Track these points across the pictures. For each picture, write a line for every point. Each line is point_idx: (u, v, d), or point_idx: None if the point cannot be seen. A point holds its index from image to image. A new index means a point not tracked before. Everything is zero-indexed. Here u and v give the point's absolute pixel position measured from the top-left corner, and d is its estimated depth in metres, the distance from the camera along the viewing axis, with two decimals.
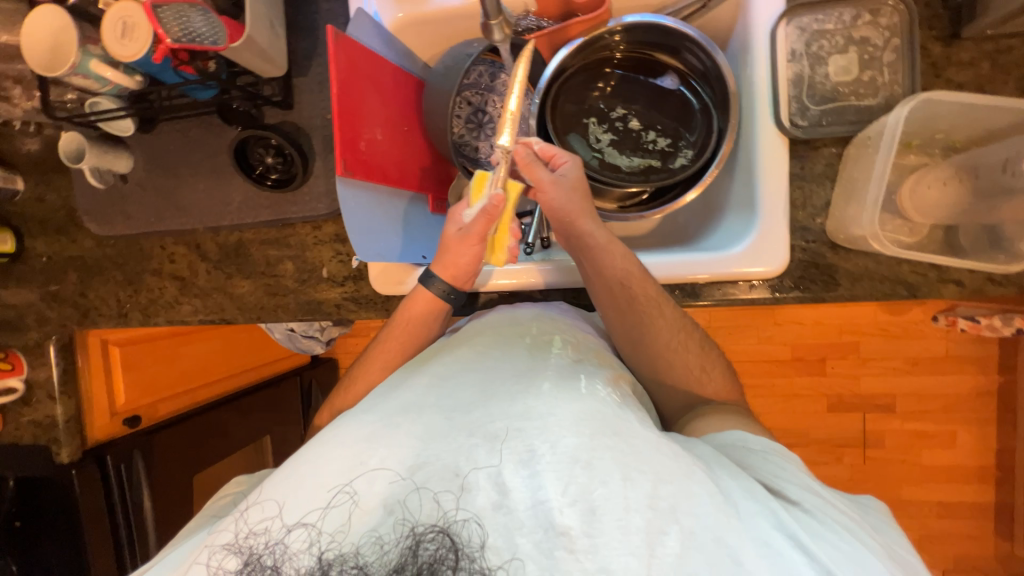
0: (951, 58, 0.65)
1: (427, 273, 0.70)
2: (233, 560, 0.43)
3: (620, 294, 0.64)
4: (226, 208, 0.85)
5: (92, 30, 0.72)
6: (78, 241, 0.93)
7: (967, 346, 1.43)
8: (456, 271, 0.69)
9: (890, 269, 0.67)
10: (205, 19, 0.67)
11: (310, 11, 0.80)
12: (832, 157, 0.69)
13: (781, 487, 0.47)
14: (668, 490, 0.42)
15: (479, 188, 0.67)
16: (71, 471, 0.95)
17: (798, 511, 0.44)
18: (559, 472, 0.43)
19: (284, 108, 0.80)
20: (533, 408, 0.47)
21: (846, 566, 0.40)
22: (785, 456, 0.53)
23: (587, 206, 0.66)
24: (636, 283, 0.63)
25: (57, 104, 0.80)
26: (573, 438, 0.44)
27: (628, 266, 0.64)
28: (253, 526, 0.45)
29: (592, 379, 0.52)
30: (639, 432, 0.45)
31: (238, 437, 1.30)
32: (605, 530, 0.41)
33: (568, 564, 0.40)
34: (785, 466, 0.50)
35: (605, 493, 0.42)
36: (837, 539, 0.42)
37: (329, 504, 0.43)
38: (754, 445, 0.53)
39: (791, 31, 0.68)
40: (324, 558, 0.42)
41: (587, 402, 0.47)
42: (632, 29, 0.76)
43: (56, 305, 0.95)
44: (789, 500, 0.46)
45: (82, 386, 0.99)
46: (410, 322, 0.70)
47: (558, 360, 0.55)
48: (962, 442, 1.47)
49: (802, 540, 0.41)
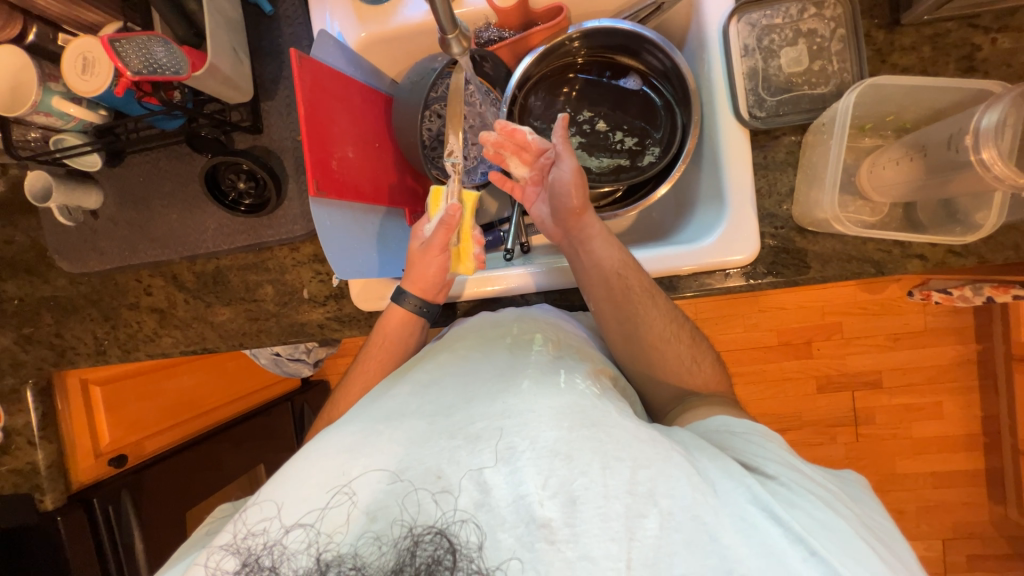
0: (895, 44, 0.69)
1: (398, 290, 0.72)
2: (232, 560, 0.44)
3: (618, 285, 0.65)
4: (201, 236, 0.84)
5: (52, 67, 0.72)
6: (50, 281, 0.91)
7: (943, 318, 1.47)
8: (425, 284, 0.71)
9: (856, 249, 0.69)
10: (166, 49, 0.66)
11: (274, 36, 0.81)
12: (792, 145, 0.71)
13: (758, 464, 0.48)
14: (646, 475, 0.43)
15: (436, 201, 0.70)
16: (56, 517, 0.92)
17: (776, 486, 0.45)
18: (539, 466, 0.43)
19: (254, 133, 0.80)
20: (515, 407, 0.47)
21: (820, 534, 0.41)
22: (768, 435, 0.54)
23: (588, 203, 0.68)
24: (631, 274, 0.65)
25: (20, 145, 0.78)
26: (553, 431, 0.45)
27: (624, 257, 0.66)
28: (252, 527, 0.45)
29: (572, 374, 0.52)
30: (618, 423, 0.46)
31: (233, 469, 1.26)
32: (584, 519, 0.42)
33: (549, 554, 0.41)
34: (764, 444, 0.51)
35: (585, 482, 0.42)
36: (811, 507, 0.44)
37: (329, 504, 0.44)
38: (738, 428, 0.55)
39: (743, 27, 0.70)
40: (323, 559, 0.42)
41: (567, 397, 0.48)
42: (591, 35, 0.77)
43: (31, 348, 0.93)
44: (766, 475, 0.47)
45: (64, 428, 0.97)
46: (389, 343, 0.70)
47: (539, 357, 0.56)
48: (949, 412, 1.51)
49: (775, 512, 0.42)
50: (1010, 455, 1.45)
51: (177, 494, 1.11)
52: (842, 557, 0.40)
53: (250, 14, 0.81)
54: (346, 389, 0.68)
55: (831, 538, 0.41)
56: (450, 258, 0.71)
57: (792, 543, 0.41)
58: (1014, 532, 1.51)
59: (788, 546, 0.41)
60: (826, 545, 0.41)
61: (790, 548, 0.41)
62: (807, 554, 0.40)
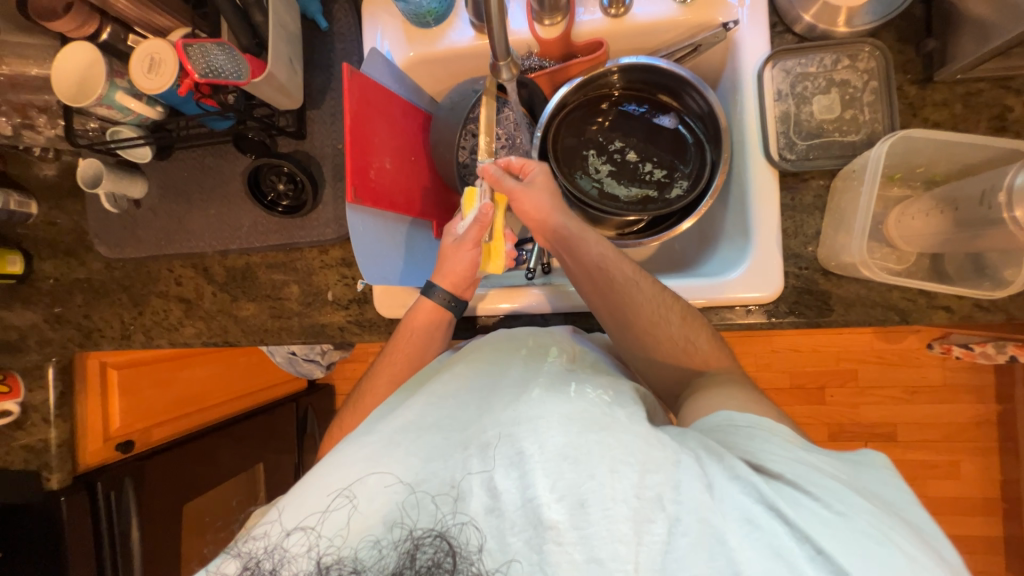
0: (926, 99, 0.70)
1: (428, 284, 0.73)
2: (232, 564, 0.44)
3: (604, 279, 0.65)
4: (236, 233, 0.87)
5: (120, 65, 0.76)
6: (86, 264, 0.95)
7: (962, 374, 1.44)
8: (456, 279, 0.72)
9: (881, 295, 0.69)
10: (227, 55, 0.70)
11: (327, 50, 0.85)
12: (820, 189, 0.72)
13: (763, 462, 0.45)
14: (655, 479, 0.41)
15: (469, 202, 0.72)
16: (59, 497, 0.93)
17: (778, 483, 0.42)
18: (548, 469, 0.42)
19: (298, 138, 0.83)
20: (523, 415, 0.46)
21: (829, 530, 0.39)
22: (775, 429, 0.49)
23: (559, 203, 0.69)
24: (614, 266, 0.65)
25: (80, 132, 0.83)
26: (561, 435, 0.43)
27: (605, 251, 0.66)
28: (253, 531, 0.46)
29: (582, 384, 0.50)
30: (628, 427, 0.44)
31: (234, 464, 1.26)
32: (593, 522, 0.40)
33: (557, 555, 0.40)
34: (773, 439, 0.47)
35: (593, 486, 0.41)
36: (817, 504, 0.40)
37: (329, 508, 0.44)
38: (741, 423, 0.51)
39: (777, 73, 0.73)
40: (323, 562, 0.42)
41: (577, 404, 0.46)
42: (629, 70, 0.80)
43: (60, 327, 0.96)
44: (772, 474, 0.43)
45: (77, 409, 0.98)
46: (414, 333, 0.72)
47: (552, 367, 0.56)
48: (966, 473, 1.46)
49: (780, 510, 0.40)
50: None
51: (178, 485, 1.11)
52: (851, 554, 0.37)
53: (307, 28, 0.86)
54: (373, 376, 0.72)
55: (840, 535, 0.38)
56: (481, 256, 0.72)
57: (798, 543, 0.39)
58: None
59: (795, 547, 0.39)
60: (834, 544, 0.38)
61: (796, 549, 0.39)
62: (813, 553, 0.38)
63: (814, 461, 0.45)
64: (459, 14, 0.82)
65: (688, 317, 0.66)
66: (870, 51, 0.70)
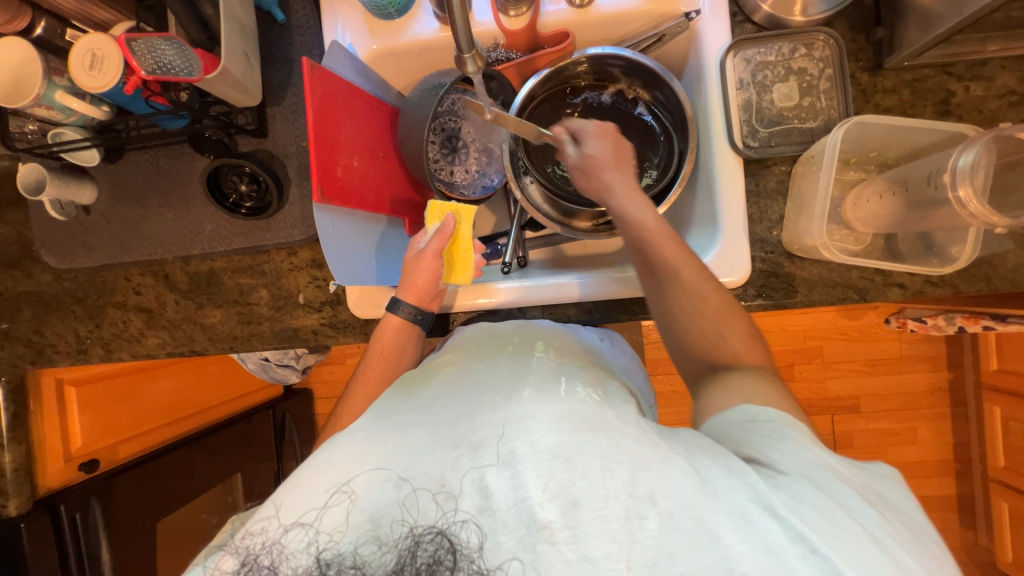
0: (877, 86, 0.74)
1: (392, 299, 0.72)
2: (230, 561, 0.43)
3: (647, 255, 0.61)
4: (197, 237, 0.83)
5: (57, 61, 0.71)
6: (33, 276, 0.89)
7: (918, 346, 1.53)
8: (420, 292, 0.72)
9: (841, 275, 0.72)
10: (178, 51, 0.67)
11: (285, 44, 0.82)
12: (783, 174, 0.75)
13: (769, 461, 0.44)
14: (645, 477, 0.41)
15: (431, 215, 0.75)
16: (19, 524, 0.87)
17: (783, 482, 0.42)
18: (539, 469, 0.42)
19: (258, 137, 0.80)
20: (516, 414, 0.45)
21: (830, 531, 0.39)
22: (796, 426, 0.47)
23: (612, 173, 0.65)
24: (654, 244, 0.60)
25: (17, 135, 0.77)
26: (552, 435, 0.43)
27: (651, 223, 0.61)
28: (251, 527, 0.44)
29: (573, 381, 0.51)
30: (617, 426, 0.45)
31: (208, 479, 1.21)
32: (586, 521, 0.40)
33: (550, 555, 0.40)
34: (788, 439, 0.45)
35: (585, 485, 0.41)
36: (818, 503, 0.40)
37: (328, 504, 0.43)
38: (761, 418, 0.48)
39: (738, 62, 0.74)
40: (322, 558, 0.41)
41: (568, 403, 0.47)
42: (594, 59, 0.80)
43: (7, 343, 0.90)
44: (777, 471, 0.43)
45: (34, 428, 0.93)
46: (387, 350, 0.70)
47: (542, 363, 0.56)
48: (923, 438, 1.56)
49: (779, 511, 0.40)
50: (981, 482, 1.49)
51: (148, 503, 1.06)
52: (846, 554, 0.38)
53: (262, 21, 0.82)
54: (348, 401, 0.65)
55: (833, 534, 0.39)
56: (445, 268, 0.74)
57: (791, 540, 0.39)
58: (984, 559, 1.55)
59: (787, 543, 0.39)
60: (828, 541, 0.38)
61: (788, 546, 0.39)
62: (806, 551, 0.38)
63: (812, 455, 0.44)
64: (422, 5, 0.80)
65: (726, 308, 0.59)
66: (825, 39, 0.73)
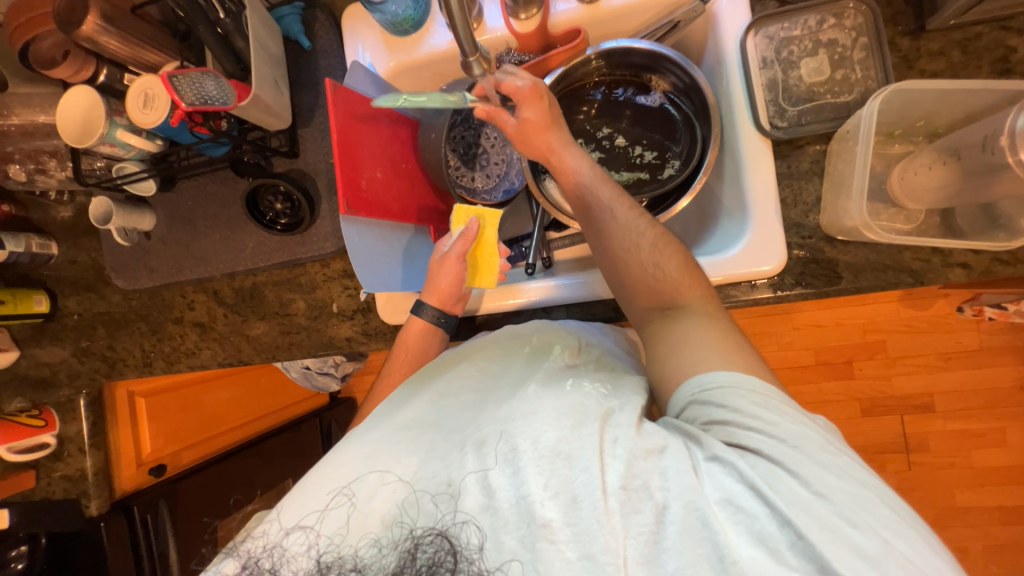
0: (921, 50, 0.67)
1: (417, 302, 0.74)
2: (232, 564, 0.45)
3: (586, 203, 0.61)
4: (241, 254, 0.89)
5: (118, 103, 0.80)
6: (106, 297, 0.99)
7: (999, 336, 1.37)
8: (444, 295, 0.73)
9: (891, 258, 0.67)
10: (216, 83, 0.74)
11: (311, 68, 0.87)
12: (817, 154, 0.70)
13: (733, 436, 0.42)
14: (642, 467, 0.40)
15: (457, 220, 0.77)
16: (99, 523, 0.96)
17: (752, 458, 0.40)
18: (540, 465, 0.41)
19: (291, 157, 0.85)
20: (520, 410, 0.45)
21: (807, 512, 0.37)
22: (748, 383, 0.44)
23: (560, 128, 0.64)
24: (590, 188, 0.60)
25: (88, 172, 0.87)
26: (554, 431, 0.43)
27: (585, 171, 0.62)
28: (253, 532, 0.46)
29: (580, 378, 0.50)
30: (619, 420, 0.44)
31: (262, 483, 1.28)
32: (585, 517, 0.40)
33: (550, 553, 0.39)
34: (742, 406, 0.43)
35: (585, 480, 0.40)
36: (796, 484, 0.38)
37: (329, 506, 0.44)
38: (711, 385, 0.45)
39: (760, 40, 0.71)
40: (323, 561, 0.43)
41: (579, 400, 0.46)
42: (609, 54, 0.79)
43: (87, 360, 1.00)
44: (744, 449, 0.41)
45: (112, 436, 1.02)
46: (409, 353, 0.72)
47: (553, 364, 0.55)
48: (1014, 440, 1.39)
49: (760, 490, 0.38)
50: None
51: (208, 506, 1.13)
52: (826, 537, 0.36)
53: (291, 50, 0.87)
54: (372, 399, 0.68)
55: (818, 514, 0.37)
56: (468, 270, 0.75)
57: (779, 527, 0.37)
58: None
59: (776, 532, 0.37)
60: (811, 524, 0.37)
61: (778, 534, 0.37)
62: (793, 539, 0.37)
63: (787, 422, 0.42)
64: (435, 18, 0.82)
65: (662, 239, 0.56)
66: (856, 7, 0.68)
